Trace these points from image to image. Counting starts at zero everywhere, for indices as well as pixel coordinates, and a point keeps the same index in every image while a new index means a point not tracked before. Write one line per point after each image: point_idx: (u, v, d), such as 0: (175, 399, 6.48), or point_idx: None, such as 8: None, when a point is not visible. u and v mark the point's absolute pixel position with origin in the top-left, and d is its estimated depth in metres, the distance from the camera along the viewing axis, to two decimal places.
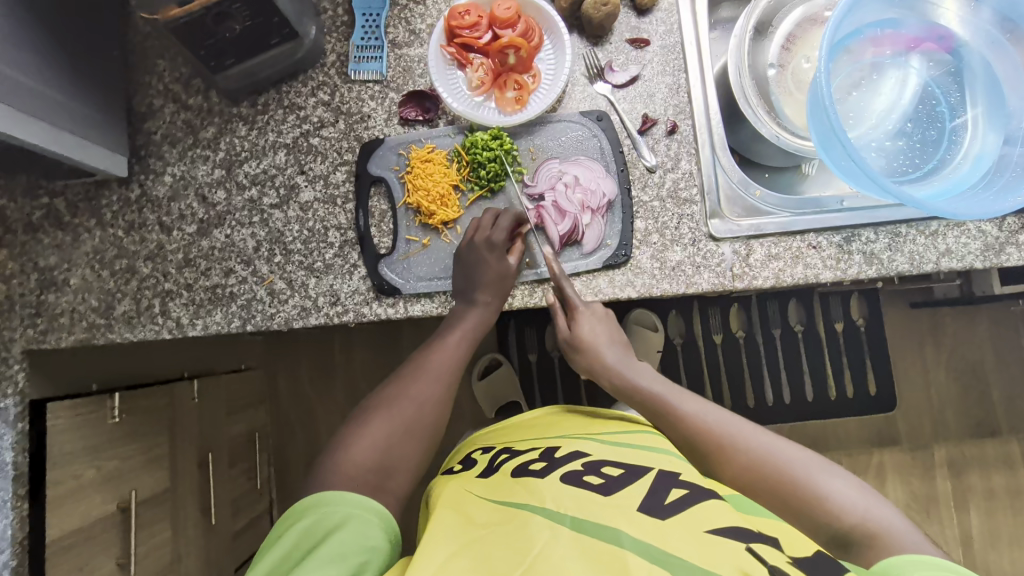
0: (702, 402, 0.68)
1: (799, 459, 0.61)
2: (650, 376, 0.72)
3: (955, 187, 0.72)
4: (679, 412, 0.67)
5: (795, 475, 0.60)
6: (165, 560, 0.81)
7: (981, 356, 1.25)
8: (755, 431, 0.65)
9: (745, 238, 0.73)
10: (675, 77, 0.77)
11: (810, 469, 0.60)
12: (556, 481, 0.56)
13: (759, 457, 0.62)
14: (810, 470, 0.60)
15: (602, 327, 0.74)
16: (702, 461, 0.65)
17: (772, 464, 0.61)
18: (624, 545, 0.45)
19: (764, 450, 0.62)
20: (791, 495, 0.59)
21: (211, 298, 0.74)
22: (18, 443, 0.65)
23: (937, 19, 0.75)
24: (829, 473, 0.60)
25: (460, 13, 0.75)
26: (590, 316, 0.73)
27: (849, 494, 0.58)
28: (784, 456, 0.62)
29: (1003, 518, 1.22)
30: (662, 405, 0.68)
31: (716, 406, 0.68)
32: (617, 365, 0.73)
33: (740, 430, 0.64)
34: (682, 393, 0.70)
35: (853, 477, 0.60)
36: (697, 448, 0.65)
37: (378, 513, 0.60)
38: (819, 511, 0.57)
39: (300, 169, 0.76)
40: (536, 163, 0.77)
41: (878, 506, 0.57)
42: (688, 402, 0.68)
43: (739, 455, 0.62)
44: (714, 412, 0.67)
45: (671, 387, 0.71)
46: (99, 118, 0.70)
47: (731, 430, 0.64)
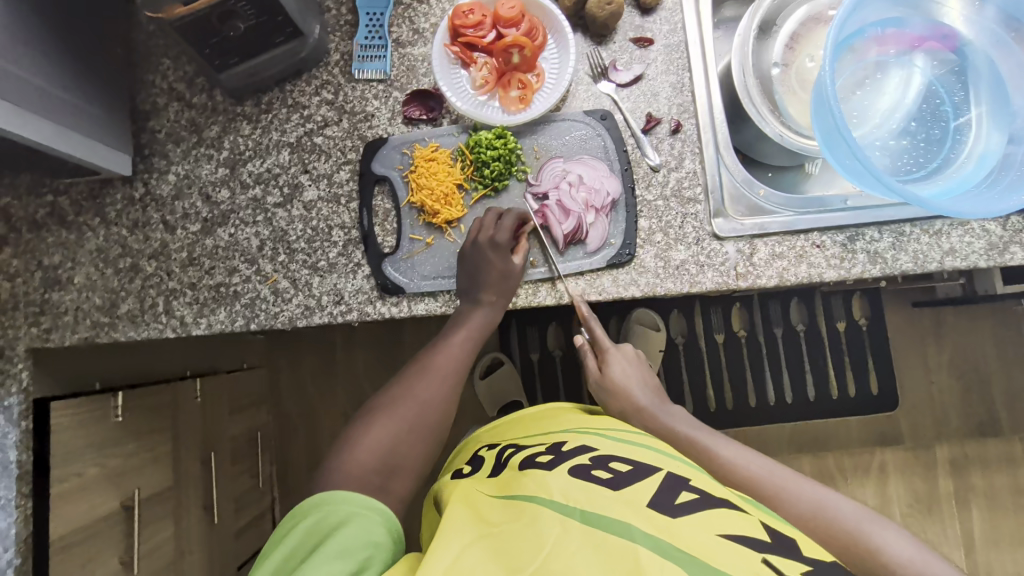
0: (743, 450, 0.70)
1: (845, 507, 0.62)
2: (681, 418, 0.77)
3: (960, 186, 0.72)
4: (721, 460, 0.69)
5: (843, 524, 0.60)
6: (168, 558, 0.81)
7: (983, 355, 1.25)
8: (801, 481, 0.65)
9: (749, 237, 0.73)
10: (678, 76, 0.77)
11: (859, 519, 0.61)
12: (564, 475, 0.56)
13: (805, 507, 0.62)
14: (859, 519, 0.61)
15: (631, 370, 0.84)
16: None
17: (819, 513, 0.61)
18: (636, 541, 0.45)
19: (810, 498, 0.63)
20: (841, 543, 0.59)
21: (215, 297, 0.74)
22: (21, 441, 0.66)
23: (941, 19, 0.75)
24: (879, 524, 0.60)
25: (464, 12, 0.75)
26: (620, 357, 0.85)
27: (901, 545, 0.58)
28: (831, 505, 0.62)
29: (1005, 518, 1.22)
30: (702, 450, 0.71)
31: (756, 455, 0.70)
32: (647, 405, 0.79)
33: (784, 479, 0.65)
34: (720, 440, 0.72)
35: (905, 531, 0.60)
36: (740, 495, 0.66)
37: (382, 512, 0.59)
38: (872, 561, 0.57)
39: (303, 168, 0.76)
40: (540, 163, 0.77)
41: (933, 559, 0.57)
42: (729, 449, 0.70)
43: (785, 503, 0.63)
44: (758, 461, 0.68)
45: (706, 433, 0.74)
46: (102, 116, 0.70)
47: (775, 478, 0.65)
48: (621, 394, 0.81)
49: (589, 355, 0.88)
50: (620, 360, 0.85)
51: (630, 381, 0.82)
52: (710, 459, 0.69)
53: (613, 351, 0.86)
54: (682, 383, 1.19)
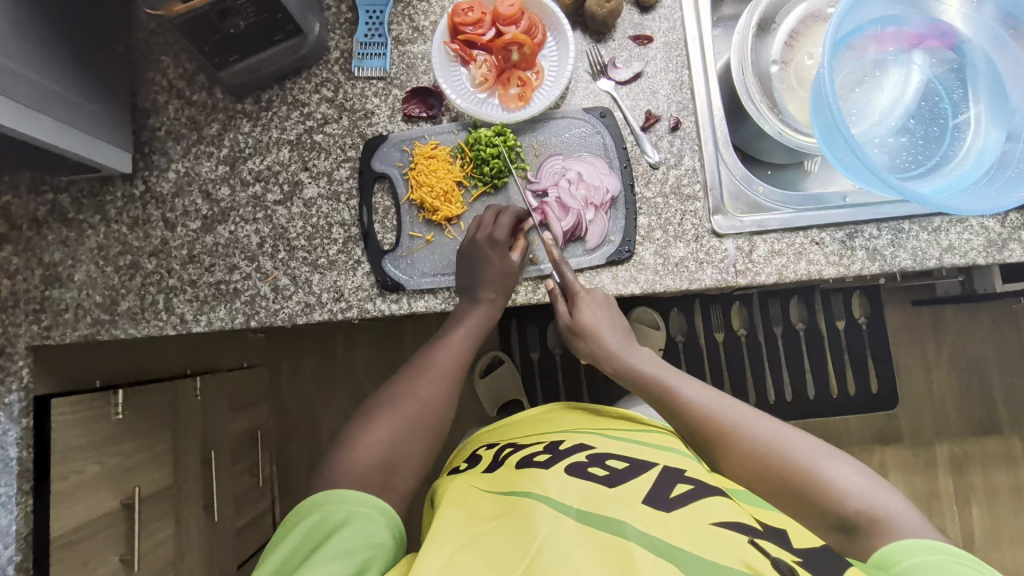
0: (705, 388, 0.68)
1: (801, 443, 0.62)
2: (653, 360, 0.72)
3: (958, 182, 0.73)
4: (681, 398, 0.67)
5: (799, 462, 0.60)
6: (168, 556, 0.81)
7: (982, 353, 1.25)
8: (759, 416, 0.65)
9: (748, 234, 0.73)
10: (678, 74, 0.77)
11: (814, 455, 0.61)
12: (560, 472, 0.57)
13: (762, 442, 0.62)
14: (813, 453, 0.61)
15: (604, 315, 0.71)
16: (704, 449, 0.65)
17: (776, 451, 0.61)
18: (629, 538, 0.46)
19: (768, 436, 0.63)
20: (795, 480, 0.59)
21: (215, 294, 0.74)
22: (22, 439, 0.66)
23: (940, 16, 0.75)
24: (833, 459, 0.60)
25: (464, 9, 0.74)
26: (592, 301, 0.71)
27: (852, 478, 0.58)
28: (787, 441, 0.62)
29: (1004, 516, 1.22)
30: (665, 391, 0.69)
31: (718, 393, 0.68)
32: (619, 351, 0.72)
33: (744, 416, 0.65)
34: (685, 379, 0.70)
35: (858, 464, 0.61)
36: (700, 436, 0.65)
37: (382, 509, 0.60)
38: (823, 497, 0.58)
39: (303, 165, 0.77)
40: (539, 160, 0.77)
41: (883, 493, 0.58)
42: (692, 388, 0.68)
43: (743, 441, 0.63)
44: (717, 399, 0.67)
45: (672, 371, 0.71)
46: (103, 114, 0.70)
47: (735, 416, 0.65)
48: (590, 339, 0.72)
49: (559, 299, 0.73)
50: (593, 304, 0.71)
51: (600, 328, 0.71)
52: (671, 397, 0.68)
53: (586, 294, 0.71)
54: None
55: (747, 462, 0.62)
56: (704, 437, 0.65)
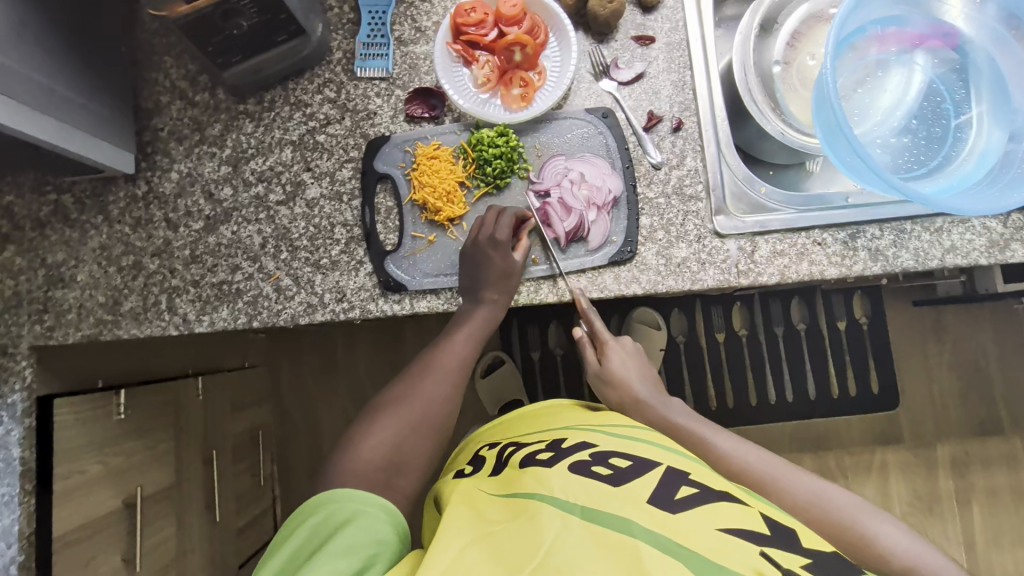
0: (740, 441, 0.69)
1: (841, 497, 0.63)
2: (682, 411, 0.75)
3: (961, 183, 0.73)
4: (717, 451, 0.68)
5: (841, 519, 0.61)
6: (170, 556, 0.81)
7: (983, 354, 1.25)
8: (795, 470, 0.66)
9: (750, 234, 0.73)
10: (680, 74, 0.77)
11: (855, 510, 0.61)
12: (564, 470, 0.57)
13: (803, 498, 0.63)
14: (854, 508, 0.62)
15: (630, 362, 0.81)
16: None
17: (816, 506, 0.62)
18: (636, 535, 0.46)
19: (808, 492, 0.63)
20: (839, 537, 0.60)
21: (218, 295, 0.74)
22: (24, 439, 0.66)
23: (942, 16, 0.75)
24: (872, 516, 0.61)
25: (467, 9, 0.75)
26: (619, 350, 0.82)
27: (896, 535, 0.59)
28: (828, 496, 0.63)
29: (1006, 517, 1.22)
30: (700, 444, 0.69)
31: (752, 446, 0.69)
32: (649, 399, 0.76)
33: (781, 471, 0.65)
34: (718, 432, 0.71)
35: (897, 520, 0.61)
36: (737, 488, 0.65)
37: (386, 507, 0.59)
38: (869, 554, 0.59)
39: (306, 166, 0.77)
40: (542, 160, 0.77)
41: (926, 552, 0.58)
42: (727, 441, 0.69)
43: (782, 495, 0.63)
44: (752, 452, 0.67)
45: (705, 425, 0.73)
46: (105, 115, 0.70)
47: (773, 471, 0.65)
48: (618, 385, 0.79)
49: (588, 348, 0.85)
50: (619, 353, 0.82)
51: (630, 375, 0.79)
52: (707, 450, 0.69)
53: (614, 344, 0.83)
54: (683, 381, 1.19)
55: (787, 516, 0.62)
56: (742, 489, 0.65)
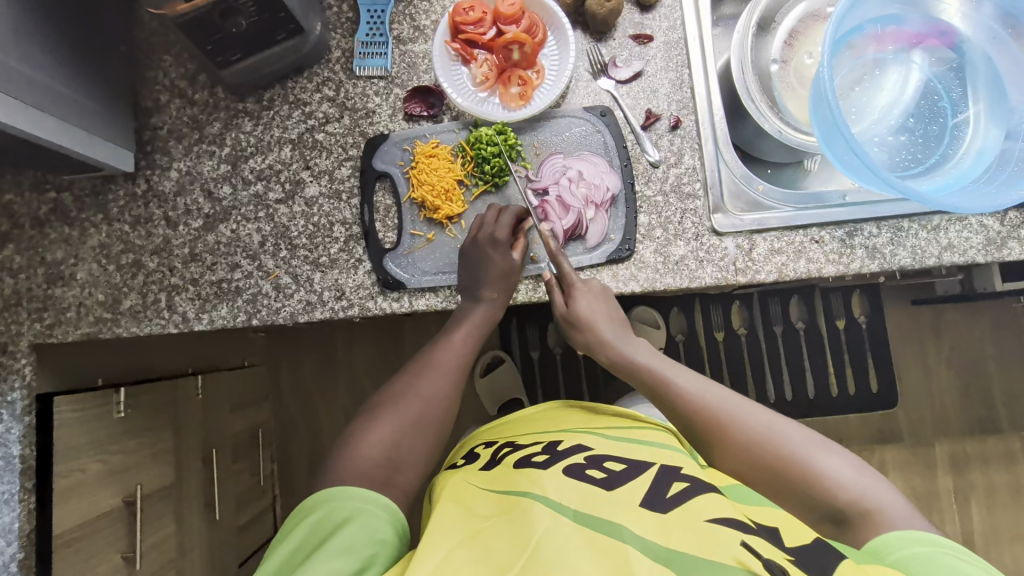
0: (700, 379, 0.69)
1: (797, 434, 0.63)
2: (645, 351, 0.72)
3: (957, 181, 0.73)
4: (677, 390, 0.67)
5: (793, 453, 0.61)
6: (170, 555, 0.81)
7: (981, 352, 1.25)
8: (753, 407, 0.66)
9: (748, 232, 0.73)
10: (678, 73, 0.78)
11: (809, 446, 0.62)
12: (558, 473, 0.57)
13: (759, 435, 0.63)
14: (808, 444, 0.62)
15: (600, 307, 0.71)
16: (697, 437, 0.66)
17: (770, 441, 0.62)
18: (625, 539, 0.46)
19: (763, 426, 0.63)
20: (791, 472, 0.61)
21: (217, 292, 0.74)
22: (25, 437, 0.67)
23: (939, 15, 0.75)
24: (826, 451, 0.62)
25: (464, 9, 0.75)
26: (588, 291, 0.71)
27: (846, 469, 0.60)
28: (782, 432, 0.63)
29: (1004, 515, 1.22)
30: (660, 382, 0.69)
31: (713, 384, 0.69)
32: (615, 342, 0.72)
33: (739, 406, 0.65)
34: (680, 369, 0.70)
35: (850, 454, 0.62)
36: (694, 425, 0.66)
37: (385, 507, 0.60)
38: (818, 487, 0.59)
39: (305, 164, 0.77)
40: (540, 159, 0.77)
41: (876, 486, 0.59)
42: (687, 378, 0.69)
43: (737, 430, 0.64)
44: (712, 389, 0.67)
45: (667, 363, 0.71)
46: (105, 114, 0.70)
47: (729, 406, 0.65)
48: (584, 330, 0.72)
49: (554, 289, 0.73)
50: (588, 295, 0.71)
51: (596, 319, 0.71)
52: (667, 389, 0.68)
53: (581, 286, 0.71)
54: None
55: (741, 451, 0.63)
56: (698, 425, 0.66)
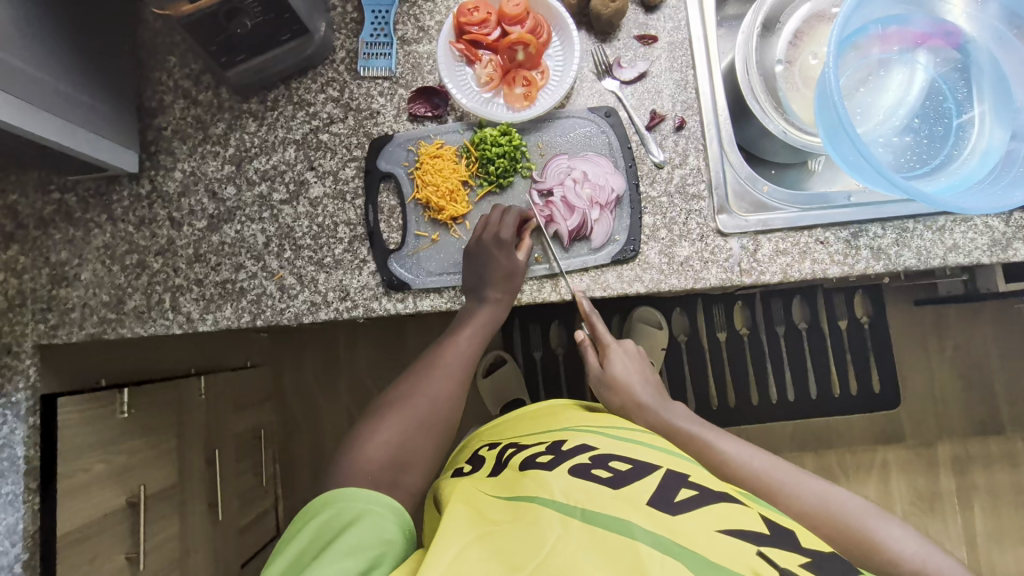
0: (745, 445, 0.69)
1: (849, 502, 0.63)
2: (682, 414, 0.75)
3: (963, 182, 0.73)
4: (724, 455, 0.68)
5: (850, 523, 0.61)
6: (173, 555, 0.81)
7: (984, 352, 1.25)
8: (801, 475, 0.66)
9: (753, 233, 0.73)
10: (682, 74, 0.78)
11: (864, 515, 0.62)
12: (564, 474, 0.57)
13: (811, 505, 0.63)
14: (862, 513, 0.62)
15: (632, 368, 0.81)
16: None
17: (826, 512, 0.62)
18: (636, 537, 0.46)
19: (814, 495, 0.64)
20: (849, 543, 0.61)
21: (221, 293, 0.74)
22: (29, 437, 0.67)
23: (945, 15, 0.75)
24: (880, 518, 0.62)
25: (469, 10, 0.75)
26: (620, 351, 0.83)
27: (903, 540, 0.60)
28: (836, 501, 0.63)
29: (1006, 516, 1.22)
30: (707, 448, 0.69)
31: (758, 450, 0.69)
32: (650, 403, 0.76)
33: (788, 475, 0.65)
34: (720, 434, 0.71)
35: (902, 521, 0.62)
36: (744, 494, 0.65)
37: (390, 506, 0.60)
38: (877, 559, 0.60)
39: (309, 164, 0.77)
40: (545, 160, 0.77)
41: (934, 553, 0.59)
42: (732, 446, 0.69)
43: (791, 499, 0.63)
44: (759, 457, 0.67)
45: (708, 428, 0.72)
46: (109, 114, 0.70)
47: (778, 476, 0.65)
48: (621, 389, 0.79)
49: (589, 350, 0.85)
50: (621, 356, 0.82)
51: (631, 377, 0.80)
52: (713, 454, 0.68)
53: (615, 347, 0.83)
54: (684, 380, 1.20)
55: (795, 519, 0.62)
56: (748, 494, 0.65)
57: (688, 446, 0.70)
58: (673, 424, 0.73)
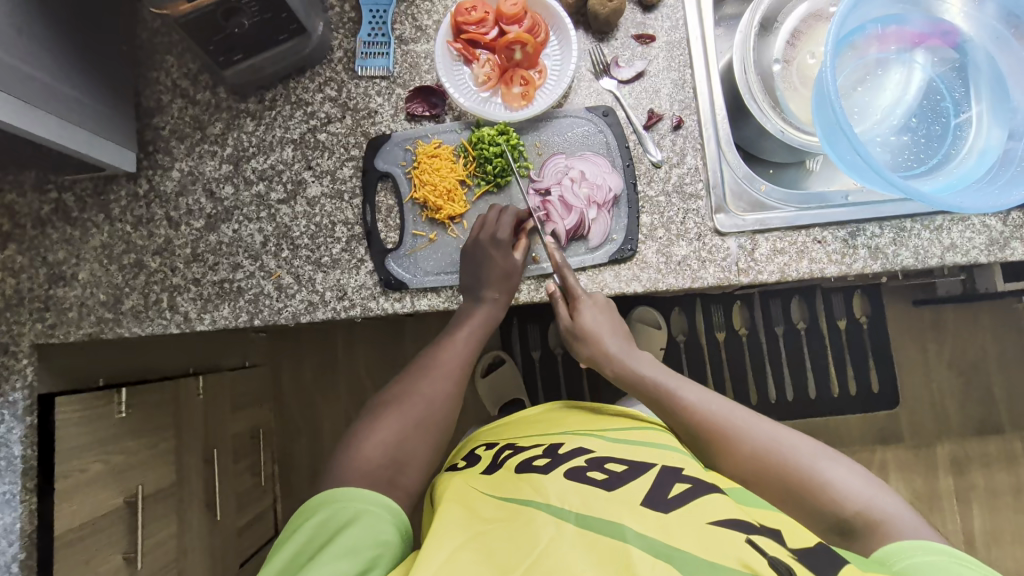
0: (705, 392, 0.69)
1: (801, 445, 0.63)
2: (651, 364, 0.74)
3: (961, 181, 0.73)
4: (682, 400, 0.68)
5: (798, 464, 0.61)
6: (171, 555, 0.81)
7: (983, 351, 1.25)
8: (759, 420, 0.66)
9: (750, 232, 0.73)
10: (680, 73, 0.78)
11: (814, 456, 0.62)
12: (559, 477, 0.57)
13: (762, 446, 0.63)
14: (813, 455, 0.62)
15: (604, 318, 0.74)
16: (702, 447, 0.66)
17: (775, 453, 0.62)
18: (628, 539, 0.46)
19: (767, 438, 0.64)
20: (796, 482, 0.60)
21: (218, 293, 0.74)
22: (26, 437, 0.67)
23: (941, 15, 0.75)
24: (832, 461, 0.61)
25: (466, 9, 0.75)
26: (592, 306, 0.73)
27: (850, 480, 0.59)
28: (787, 444, 0.63)
29: (1005, 516, 1.22)
30: (666, 393, 0.70)
31: (719, 397, 0.69)
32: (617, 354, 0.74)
33: (745, 419, 0.66)
34: (685, 382, 0.71)
35: (857, 465, 0.62)
36: (697, 435, 0.67)
37: (388, 508, 0.60)
38: (821, 496, 0.59)
39: (307, 164, 0.77)
40: (542, 159, 0.77)
41: (881, 495, 0.59)
42: (692, 390, 0.69)
43: (742, 440, 0.64)
44: (718, 403, 0.68)
45: (673, 376, 0.72)
46: (107, 114, 0.70)
47: (734, 419, 0.66)
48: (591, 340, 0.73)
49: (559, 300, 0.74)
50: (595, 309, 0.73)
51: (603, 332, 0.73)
52: (671, 399, 0.69)
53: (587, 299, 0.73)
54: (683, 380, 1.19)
55: (744, 460, 0.63)
56: (701, 436, 0.66)
57: (649, 394, 0.71)
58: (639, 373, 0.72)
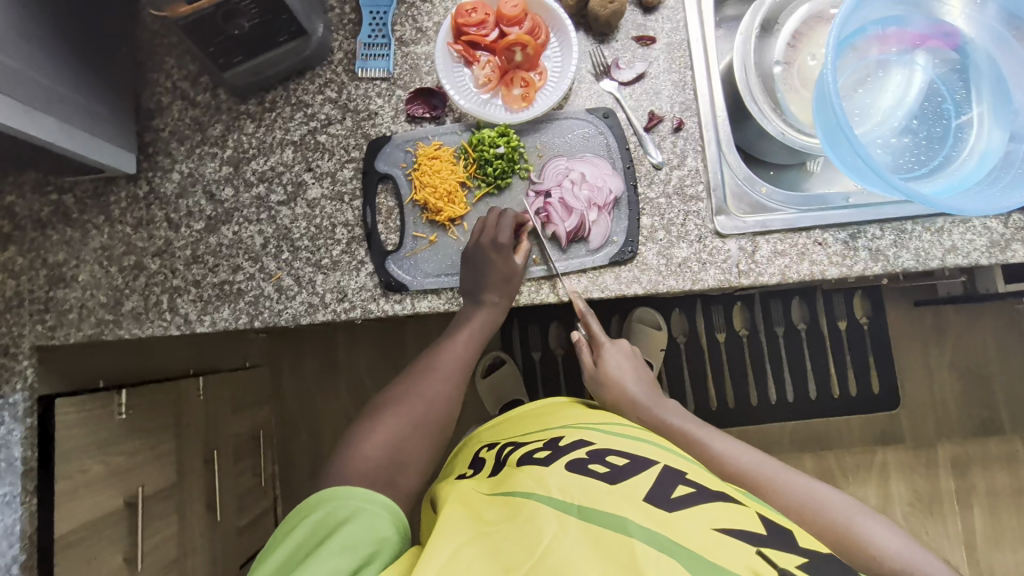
0: (734, 441, 0.70)
1: (836, 498, 0.64)
2: (673, 411, 0.76)
3: (961, 183, 0.73)
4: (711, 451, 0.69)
5: (836, 518, 0.62)
6: (172, 557, 0.81)
7: (984, 352, 1.25)
8: (789, 471, 0.67)
9: (751, 234, 0.73)
10: (681, 74, 0.77)
11: (849, 511, 0.62)
12: (561, 469, 0.57)
13: (799, 499, 0.64)
14: (848, 511, 0.62)
15: (627, 367, 0.82)
16: None
17: (810, 505, 0.63)
18: (632, 534, 0.46)
19: (802, 489, 0.64)
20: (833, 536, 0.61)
21: (219, 295, 0.74)
22: (26, 439, 0.66)
23: (942, 16, 0.75)
24: (867, 517, 0.62)
25: (468, 11, 0.75)
26: (614, 351, 0.84)
27: (889, 536, 0.60)
28: (822, 498, 0.64)
29: (1006, 517, 1.22)
30: (696, 443, 0.70)
31: (748, 447, 0.70)
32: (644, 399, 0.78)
33: (777, 471, 0.66)
34: (713, 433, 0.72)
35: (891, 522, 0.62)
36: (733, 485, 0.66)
37: (385, 504, 0.59)
38: (862, 555, 0.59)
39: (307, 166, 0.77)
40: (543, 161, 0.77)
41: (917, 550, 0.60)
42: (721, 441, 0.70)
43: (776, 493, 0.64)
44: (749, 453, 0.68)
45: (699, 426, 0.74)
46: (106, 115, 0.70)
47: (767, 470, 0.66)
48: (615, 385, 0.80)
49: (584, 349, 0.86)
50: (615, 354, 0.84)
51: (624, 373, 0.81)
52: (701, 449, 0.69)
53: (608, 345, 0.84)
54: (683, 382, 1.19)
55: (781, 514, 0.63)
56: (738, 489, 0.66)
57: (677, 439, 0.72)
58: (668, 422, 0.74)
